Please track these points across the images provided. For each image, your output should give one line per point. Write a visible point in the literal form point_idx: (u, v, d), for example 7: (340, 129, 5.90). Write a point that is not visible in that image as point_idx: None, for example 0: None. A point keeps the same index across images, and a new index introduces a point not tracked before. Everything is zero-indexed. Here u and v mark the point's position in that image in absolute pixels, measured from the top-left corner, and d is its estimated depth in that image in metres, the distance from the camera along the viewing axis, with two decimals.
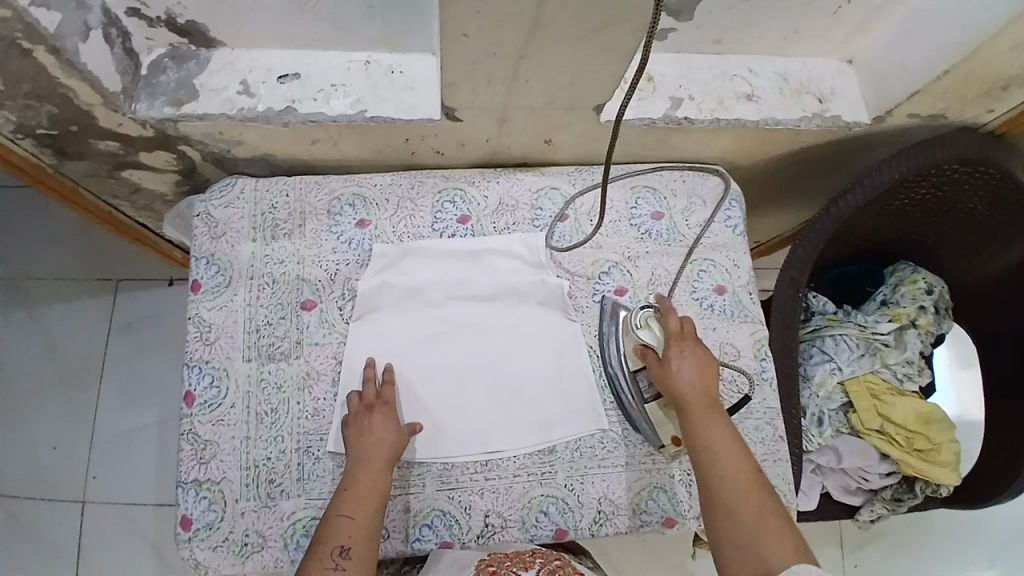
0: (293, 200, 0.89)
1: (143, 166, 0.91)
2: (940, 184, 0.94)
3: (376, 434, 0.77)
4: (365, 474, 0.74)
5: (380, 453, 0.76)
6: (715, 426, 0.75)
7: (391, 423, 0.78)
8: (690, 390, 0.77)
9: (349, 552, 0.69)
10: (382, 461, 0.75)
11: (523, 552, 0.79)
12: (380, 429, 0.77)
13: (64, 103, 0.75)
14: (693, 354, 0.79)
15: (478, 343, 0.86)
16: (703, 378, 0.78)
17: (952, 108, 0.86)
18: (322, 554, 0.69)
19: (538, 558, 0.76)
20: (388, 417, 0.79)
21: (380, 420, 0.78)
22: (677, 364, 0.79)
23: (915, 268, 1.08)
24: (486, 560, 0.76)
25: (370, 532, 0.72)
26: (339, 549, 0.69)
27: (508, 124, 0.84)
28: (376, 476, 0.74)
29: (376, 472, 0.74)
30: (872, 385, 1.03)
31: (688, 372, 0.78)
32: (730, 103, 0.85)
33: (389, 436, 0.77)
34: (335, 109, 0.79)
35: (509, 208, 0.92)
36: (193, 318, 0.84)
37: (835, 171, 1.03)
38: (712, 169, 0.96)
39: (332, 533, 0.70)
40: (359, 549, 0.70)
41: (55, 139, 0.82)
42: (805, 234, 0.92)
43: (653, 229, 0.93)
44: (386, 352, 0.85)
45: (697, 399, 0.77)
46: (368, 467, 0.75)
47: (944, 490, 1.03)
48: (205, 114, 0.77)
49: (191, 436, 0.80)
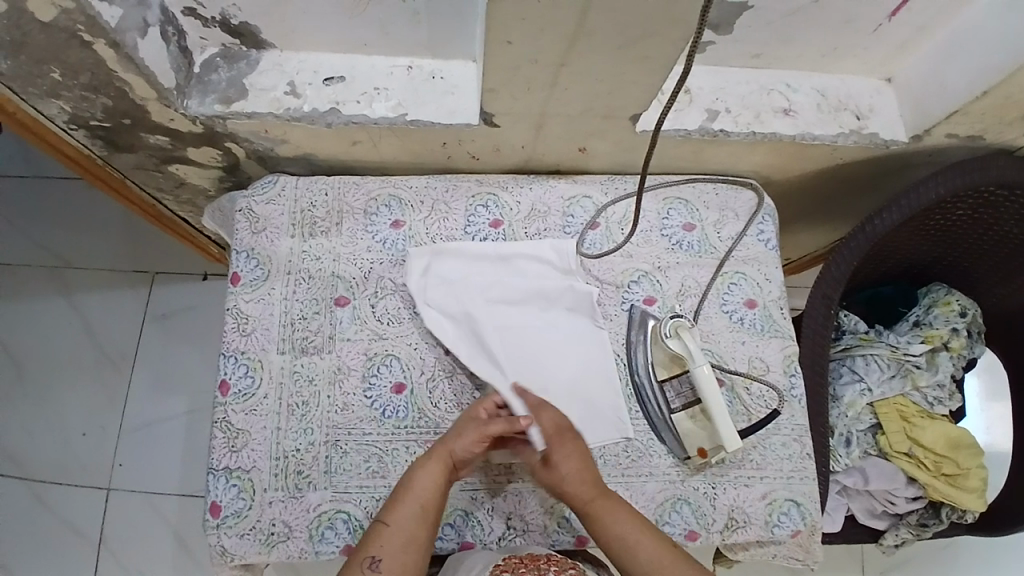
0: (331, 199, 0.91)
1: (189, 161, 0.94)
2: (978, 206, 0.93)
3: (446, 443, 0.76)
4: (416, 484, 0.74)
5: (438, 464, 0.75)
6: (615, 522, 0.74)
7: (475, 437, 0.76)
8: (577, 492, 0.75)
9: (380, 561, 0.70)
10: (435, 472, 0.75)
11: (537, 557, 0.76)
12: (451, 440, 0.76)
13: (118, 96, 0.77)
14: (572, 449, 0.77)
15: (519, 346, 0.86)
16: (588, 473, 0.76)
17: (990, 130, 0.86)
18: (356, 561, 0.70)
19: (552, 565, 0.74)
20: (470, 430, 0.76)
21: (461, 433, 0.76)
22: (563, 470, 0.76)
23: (949, 290, 1.06)
24: (501, 564, 0.73)
25: (410, 544, 0.72)
26: (370, 558, 0.70)
27: (545, 131, 0.85)
28: (427, 491, 0.74)
29: (427, 484, 0.74)
30: (902, 407, 1.01)
31: (577, 474, 0.76)
32: (766, 118, 0.85)
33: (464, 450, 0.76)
34: (377, 112, 0.81)
35: (541, 213, 0.93)
36: (231, 310, 0.86)
37: (870, 189, 1.03)
38: (745, 183, 0.96)
39: (372, 538, 0.72)
40: (391, 561, 0.70)
41: (107, 131, 0.86)
42: (838, 252, 0.91)
43: (684, 240, 0.93)
44: (428, 348, 0.86)
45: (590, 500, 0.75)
46: (423, 477, 0.74)
47: (970, 516, 1.02)
48: (253, 112, 0.80)
49: (224, 424, 0.82)
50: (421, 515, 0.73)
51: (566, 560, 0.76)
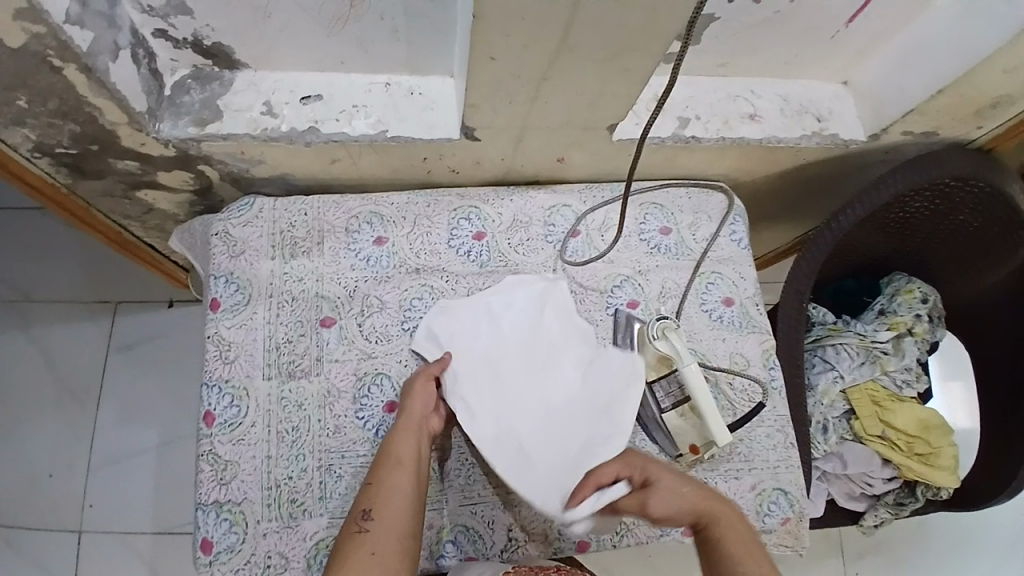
0: (311, 219, 0.90)
1: (159, 185, 0.92)
2: (934, 198, 0.99)
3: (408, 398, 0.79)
4: (391, 441, 0.75)
5: (407, 418, 0.77)
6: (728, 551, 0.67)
7: (421, 387, 0.79)
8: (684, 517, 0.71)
9: (372, 514, 0.68)
10: (407, 425, 0.76)
11: (547, 568, 0.75)
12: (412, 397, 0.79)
13: (88, 121, 0.75)
14: (658, 482, 0.73)
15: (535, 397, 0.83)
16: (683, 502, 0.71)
17: (943, 127, 0.92)
18: (348, 522, 0.69)
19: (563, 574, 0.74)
20: (425, 385, 0.80)
21: (417, 387, 0.79)
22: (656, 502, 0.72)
23: (909, 278, 1.13)
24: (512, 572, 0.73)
25: (395, 491, 0.70)
26: (361, 513, 0.69)
27: (525, 143, 0.86)
28: (403, 442, 0.74)
29: (401, 436, 0.75)
30: (873, 392, 1.06)
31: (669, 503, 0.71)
32: (735, 123, 0.89)
33: (422, 398, 0.79)
34: (357, 129, 0.81)
35: (522, 224, 0.94)
36: (212, 337, 0.84)
37: (830, 187, 1.08)
38: (715, 186, 1.00)
39: (361, 497, 0.71)
40: (380, 511, 0.68)
41: (74, 157, 0.83)
42: (808, 248, 0.96)
43: (661, 244, 0.96)
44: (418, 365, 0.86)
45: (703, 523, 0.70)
46: (397, 433, 0.75)
47: (943, 493, 1.07)
48: (229, 133, 0.78)
49: (211, 456, 0.79)
50: (402, 464, 0.73)
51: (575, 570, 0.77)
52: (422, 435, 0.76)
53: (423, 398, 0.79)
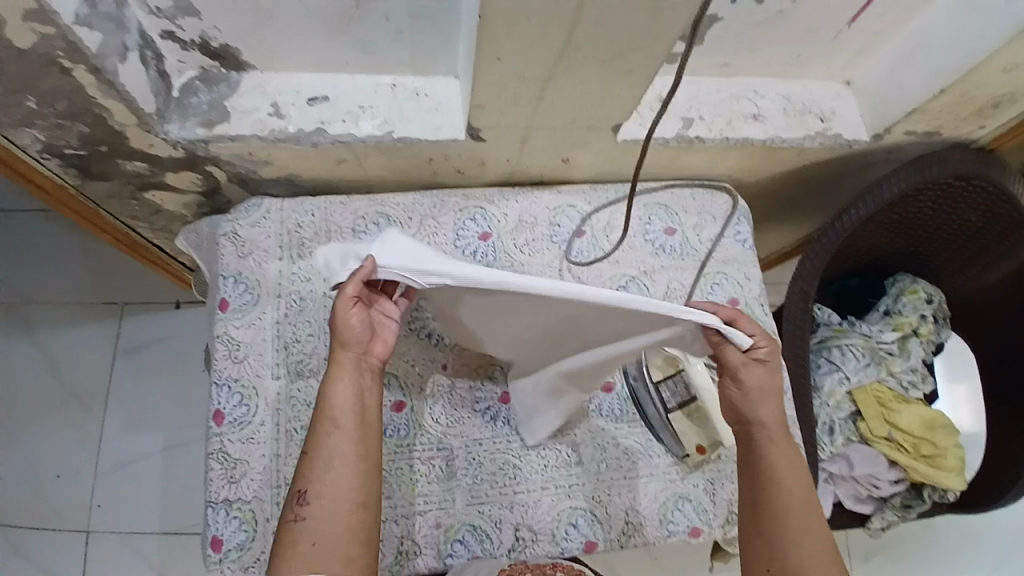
0: (319, 220, 0.90)
1: (167, 187, 0.93)
2: (937, 198, 0.99)
3: (337, 338, 0.70)
4: (327, 395, 0.69)
5: (342, 365, 0.70)
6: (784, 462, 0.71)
7: (356, 318, 0.69)
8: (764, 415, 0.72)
9: (306, 497, 0.66)
10: (344, 371, 0.70)
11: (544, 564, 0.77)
12: (348, 329, 0.69)
13: (96, 122, 0.76)
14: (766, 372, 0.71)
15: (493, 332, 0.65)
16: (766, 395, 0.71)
17: (945, 126, 0.92)
18: (288, 499, 0.67)
19: None
20: (362, 314, 0.70)
21: (353, 317, 0.69)
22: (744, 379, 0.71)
23: (914, 279, 1.12)
24: None
25: (333, 461, 0.67)
26: (298, 494, 0.67)
27: (529, 144, 0.87)
28: (340, 395, 0.69)
29: (337, 388, 0.69)
30: (879, 393, 1.06)
31: (755, 390, 0.71)
32: (738, 123, 0.89)
33: (349, 332, 0.69)
34: (363, 130, 0.81)
35: (528, 224, 0.94)
36: (221, 337, 0.84)
37: (834, 187, 1.08)
38: (719, 187, 1.00)
39: (298, 471, 0.68)
40: (314, 491, 0.66)
41: (82, 159, 0.84)
42: (811, 246, 0.96)
43: (666, 244, 0.96)
44: (426, 364, 0.87)
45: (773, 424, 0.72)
46: (331, 386, 0.69)
47: (951, 495, 1.06)
48: (237, 135, 0.79)
49: (220, 455, 0.80)
50: (339, 421, 0.68)
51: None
52: (361, 379, 0.71)
53: (354, 336, 0.70)
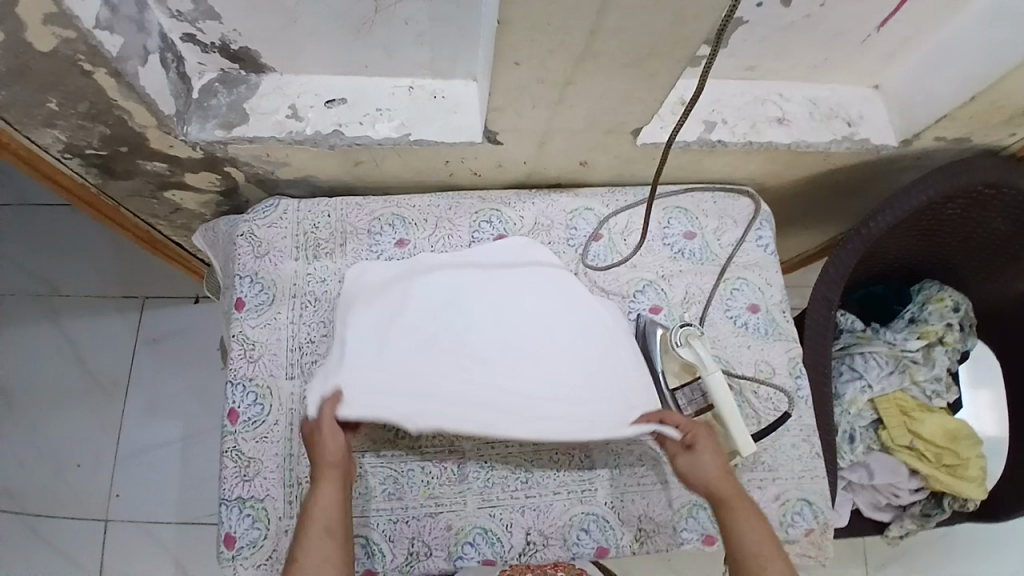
0: (334, 220, 0.91)
1: (186, 186, 0.94)
2: (965, 205, 0.96)
3: (315, 460, 0.73)
4: (314, 504, 0.70)
5: (326, 478, 0.71)
6: (744, 526, 0.71)
7: (336, 437, 0.73)
8: (716, 484, 0.74)
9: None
10: (331, 482, 0.71)
11: None
12: (328, 446, 0.73)
13: (116, 124, 0.77)
14: (712, 449, 0.77)
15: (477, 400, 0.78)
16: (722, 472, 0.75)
17: (976, 133, 0.89)
18: None
19: None
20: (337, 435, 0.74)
21: (331, 437, 0.73)
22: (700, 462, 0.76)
23: (941, 287, 1.10)
24: None
25: (327, 565, 0.66)
26: None
27: (548, 146, 0.86)
28: (327, 504, 0.70)
29: (325, 497, 0.70)
30: (901, 402, 1.04)
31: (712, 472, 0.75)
32: (762, 127, 0.87)
33: (333, 453, 0.72)
34: (380, 132, 0.81)
35: (544, 227, 0.93)
36: (237, 336, 0.85)
37: (859, 192, 1.06)
38: (742, 191, 0.98)
39: None
40: None
41: (103, 159, 0.85)
42: (836, 253, 0.93)
43: (685, 248, 0.95)
44: None
45: (729, 495, 0.73)
46: (317, 495, 0.70)
47: (971, 505, 1.04)
48: (256, 137, 0.79)
49: (234, 453, 0.81)
50: (328, 535, 0.68)
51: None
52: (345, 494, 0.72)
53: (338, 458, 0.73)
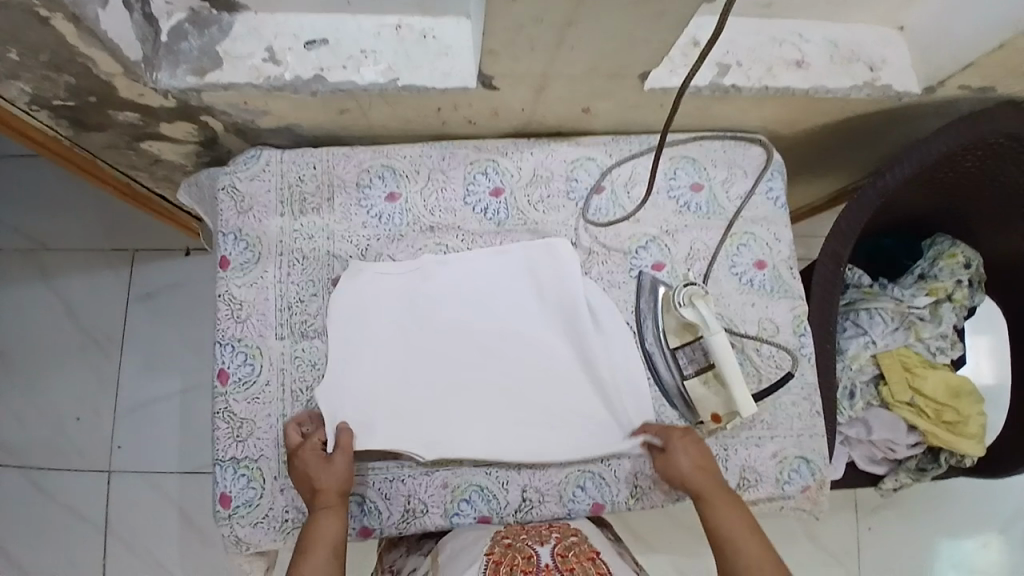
0: (320, 172, 0.86)
1: (164, 137, 0.89)
2: (986, 158, 0.91)
3: (316, 482, 0.73)
4: (318, 530, 0.71)
5: (330, 505, 0.72)
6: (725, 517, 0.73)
7: (342, 466, 0.74)
8: (697, 479, 0.76)
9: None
10: (335, 508, 0.72)
11: (540, 526, 0.76)
12: (332, 474, 0.73)
13: (83, 73, 0.72)
14: (691, 445, 0.78)
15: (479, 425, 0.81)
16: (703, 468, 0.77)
17: (1003, 80, 0.83)
18: None
19: (554, 532, 0.73)
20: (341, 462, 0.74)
21: (336, 466, 0.74)
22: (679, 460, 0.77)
23: (953, 241, 1.06)
24: (502, 532, 0.74)
25: None
26: None
27: (547, 92, 0.80)
28: (331, 531, 0.71)
29: (330, 525, 0.71)
30: (905, 358, 1.02)
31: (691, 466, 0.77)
32: (778, 70, 0.81)
33: (337, 478, 0.73)
34: (365, 78, 0.75)
35: (542, 179, 0.89)
36: (223, 296, 0.82)
37: (876, 140, 1.00)
38: (753, 138, 0.92)
39: None
40: None
41: (73, 110, 0.81)
42: (849, 207, 0.88)
43: (691, 201, 0.90)
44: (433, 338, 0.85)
45: (710, 490, 0.75)
46: (320, 521, 0.71)
47: (969, 461, 1.03)
48: (231, 84, 0.73)
49: (226, 414, 0.79)
50: (333, 559, 0.70)
51: (568, 527, 0.76)
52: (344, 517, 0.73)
53: (344, 482, 0.73)
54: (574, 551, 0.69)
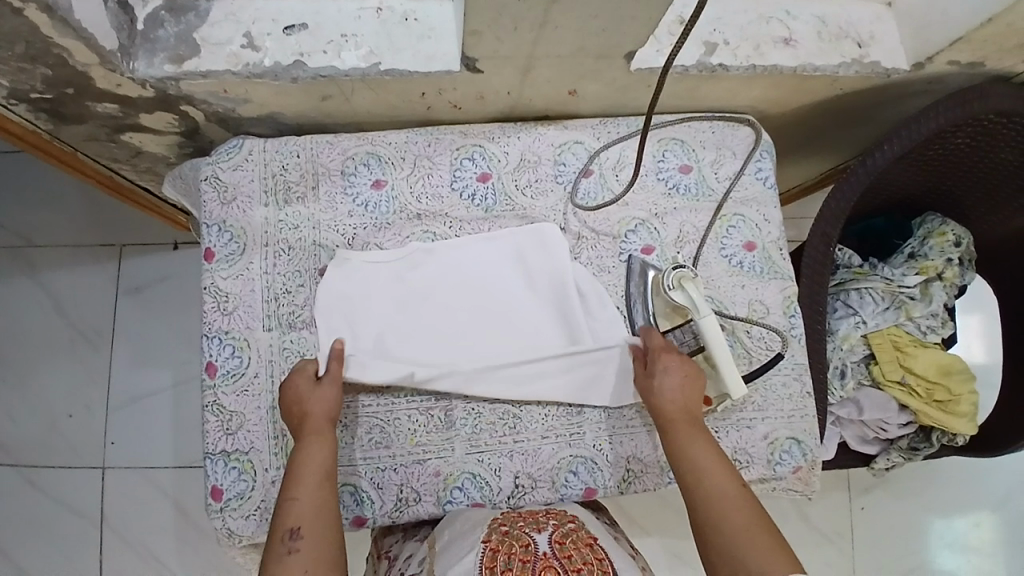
0: (304, 161, 0.85)
1: (145, 128, 0.88)
2: (974, 135, 0.91)
3: (306, 407, 0.74)
4: (304, 451, 0.71)
5: (316, 428, 0.73)
6: (698, 449, 0.72)
7: (326, 392, 0.75)
8: (670, 408, 0.75)
9: (300, 532, 0.65)
10: (322, 431, 0.72)
11: (537, 512, 0.73)
12: (314, 400, 0.74)
13: (59, 64, 0.71)
14: (675, 367, 0.77)
15: (471, 368, 0.81)
16: (683, 392, 0.76)
17: (991, 56, 0.83)
18: (275, 540, 0.65)
19: (551, 521, 0.70)
20: (323, 387, 0.75)
21: (318, 393, 0.75)
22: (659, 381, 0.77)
23: (943, 220, 1.06)
24: (499, 519, 0.70)
25: (324, 505, 0.68)
26: (289, 532, 0.65)
27: (532, 74, 0.79)
28: (318, 452, 0.71)
29: (317, 445, 0.71)
30: (895, 338, 1.03)
31: (671, 390, 0.76)
32: (766, 49, 0.80)
33: (327, 404, 0.74)
34: (347, 63, 0.73)
35: (530, 163, 0.88)
36: (209, 288, 0.82)
37: (865, 119, 0.99)
38: (741, 119, 0.91)
39: (283, 515, 0.67)
40: (310, 528, 0.66)
41: (51, 102, 0.79)
42: (839, 186, 0.88)
43: (680, 183, 0.89)
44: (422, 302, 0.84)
45: (677, 421, 0.75)
46: (305, 443, 0.71)
47: (960, 440, 1.04)
48: (209, 71, 0.72)
49: (216, 407, 0.79)
50: (324, 477, 0.70)
51: (565, 514, 0.74)
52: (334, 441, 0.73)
53: (333, 408, 0.74)
54: (571, 538, 0.66)
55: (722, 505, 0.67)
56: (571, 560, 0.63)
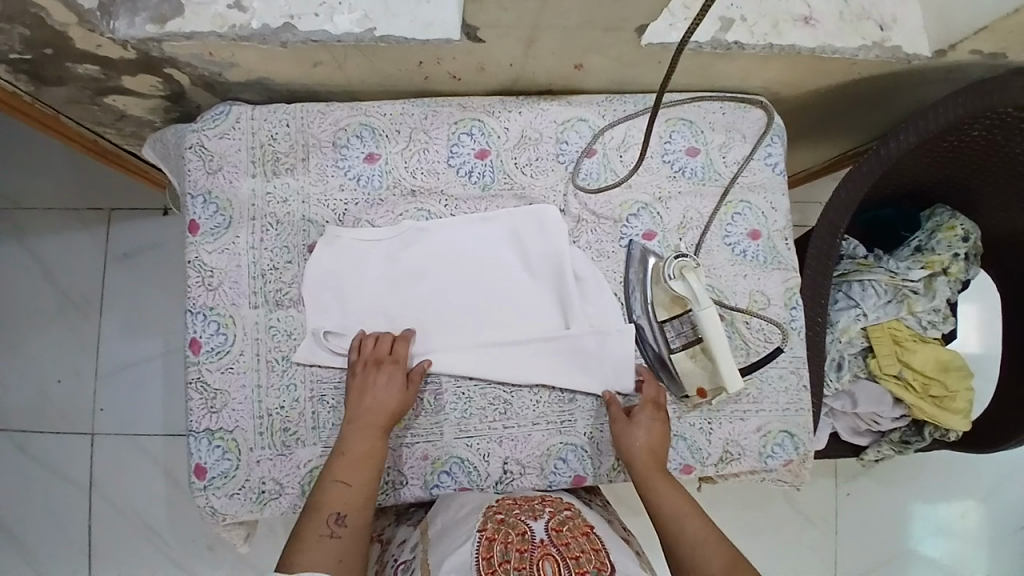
0: (294, 130, 0.80)
1: (128, 92, 0.83)
2: (991, 127, 0.87)
3: (378, 400, 0.74)
4: (360, 439, 0.72)
5: (377, 419, 0.73)
6: (669, 494, 0.73)
7: (396, 387, 0.75)
8: (641, 460, 0.75)
9: (344, 520, 0.67)
10: (382, 424, 0.73)
11: (533, 499, 0.72)
12: (383, 392, 0.74)
13: (35, 23, 0.66)
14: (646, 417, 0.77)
15: (457, 343, 0.80)
16: (656, 441, 0.76)
17: (1016, 47, 0.78)
18: (317, 521, 0.66)
19: (547, 507, 0.69)
20: (394, 378, 0.75)
21: (387, 380, 0.74)
22: (634, 431, 0.76)
23: (953, 213, 1.03)
24: (494, 506, 0.69)
25: (368, 495, 0.70)
26: (334, 516, 0.67)
27: (536, 45, 0.74)
28: (372, 444, 0.72)
29: (374, 436, 0.72)
30: (895, 331, 1.01)
31: (644, 439, 0.76)
32: (784, 27, 0.75)
33: (395, 401, 0.74)
34: (339, 27, 0.69)
35: (531, 141, 0.84)
36: (193, 263, 0.79)
37: (881, 106, 0.96)
38: (753, 100, 0.87)
39: (328, 497, 0.68)
40: (353, 517, 0.67)
41: (30, 63, 0.75)
42: (851, 173, 0.85)
43: (687, 167, 0.86)
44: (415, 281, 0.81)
45: (648, 469, 0.75)
46: (362, 431, 0.72)
47: (953, 435, 1.04)
48: (193, 32, 0.67)
49: (200, 385, 0.77)
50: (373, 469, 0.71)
51: (562, 501, 0.72)
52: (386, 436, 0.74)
53: (402, 411, 0.74)
54: (568, 526, 0.66)
55: (699, 538, 0.69)
56: (570, 548, 0.62)
